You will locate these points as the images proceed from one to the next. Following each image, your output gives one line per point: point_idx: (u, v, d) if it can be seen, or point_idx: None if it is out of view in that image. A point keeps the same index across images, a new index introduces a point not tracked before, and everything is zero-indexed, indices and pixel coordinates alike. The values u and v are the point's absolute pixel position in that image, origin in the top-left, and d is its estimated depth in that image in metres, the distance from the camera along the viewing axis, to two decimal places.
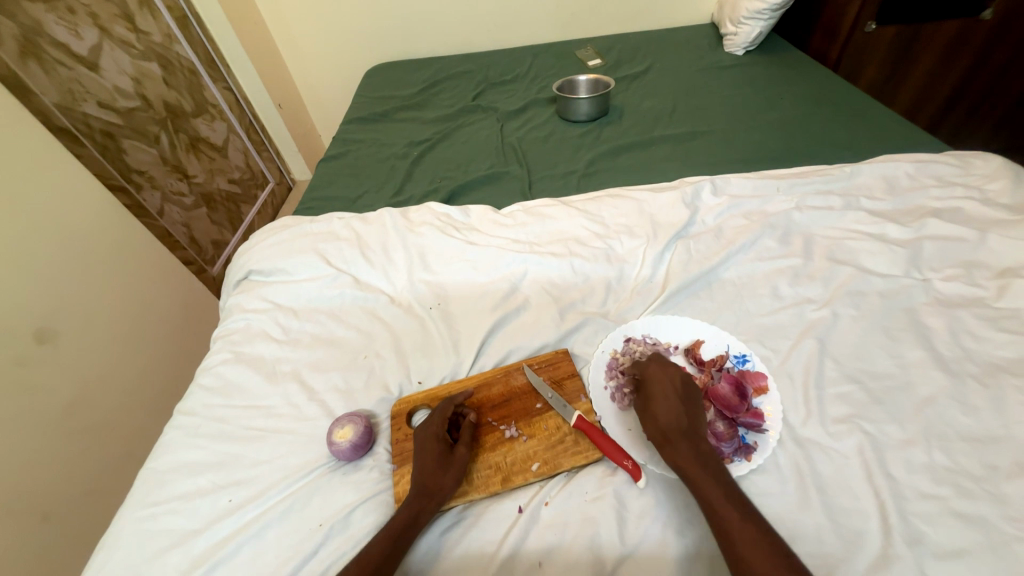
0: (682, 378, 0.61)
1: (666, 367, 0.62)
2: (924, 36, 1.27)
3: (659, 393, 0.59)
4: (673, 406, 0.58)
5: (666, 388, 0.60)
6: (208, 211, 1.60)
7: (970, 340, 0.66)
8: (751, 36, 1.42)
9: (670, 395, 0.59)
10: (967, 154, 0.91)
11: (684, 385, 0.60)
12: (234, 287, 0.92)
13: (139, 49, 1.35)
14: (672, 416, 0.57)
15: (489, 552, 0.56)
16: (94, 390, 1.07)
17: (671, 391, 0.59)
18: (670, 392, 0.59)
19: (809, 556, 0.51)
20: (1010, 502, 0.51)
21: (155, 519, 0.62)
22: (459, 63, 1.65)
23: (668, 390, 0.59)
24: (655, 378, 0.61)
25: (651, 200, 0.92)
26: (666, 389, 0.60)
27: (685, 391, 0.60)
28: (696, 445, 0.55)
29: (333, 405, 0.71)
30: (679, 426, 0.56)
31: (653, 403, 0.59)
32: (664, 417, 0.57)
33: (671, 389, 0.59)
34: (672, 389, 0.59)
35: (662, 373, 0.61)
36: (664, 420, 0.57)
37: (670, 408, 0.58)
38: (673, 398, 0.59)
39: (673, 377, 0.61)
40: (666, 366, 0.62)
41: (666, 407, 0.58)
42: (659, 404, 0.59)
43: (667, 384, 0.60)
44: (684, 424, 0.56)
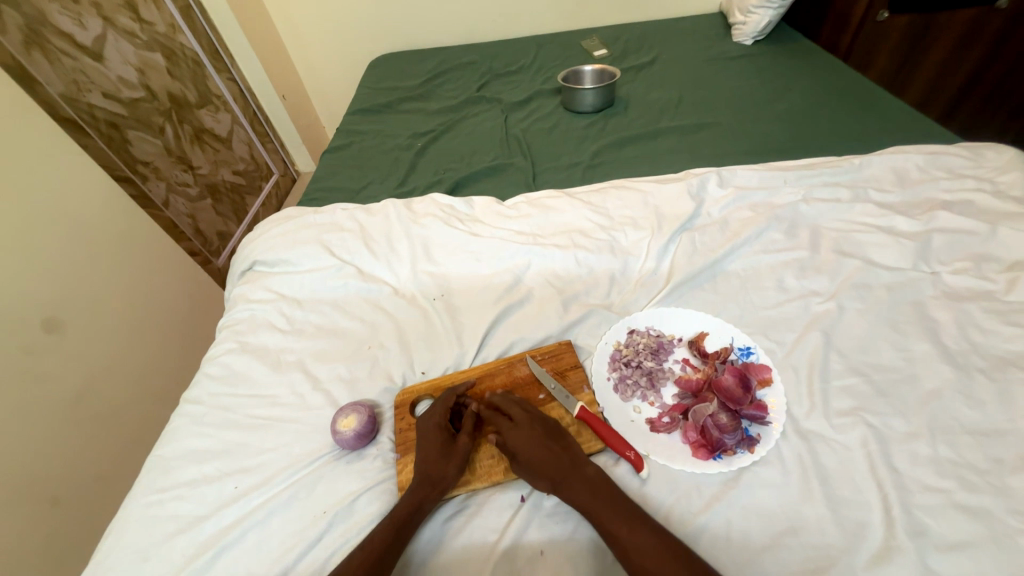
0: (544, 427, 0.61)
1: (520, 425, 0.61)
2: (936, 26, 1.23)
3: (531, 449, 0.58)
4: (549, 454, 0.58)
5: (534, 439, 0.59)
6: (213, 202, 1.61)
7: (978, 333, 0.65)
8: (760, 25, 1.40)
9: (540, 446, 0.58)
10: (979, 145, 0.90)
11: (549, 430, 0.60)
12: (239, 278, 0.93)
13: (143, 39, 1.35)
14: (554, 466, 0.57)
15: (491, 540, 0.56)
16: (101, 379, 1.08)
17: (541, 442, 0.59)
18: (537, 435, 0.60)
19: (810, 548, 0.51)
20: (1014, 495, 0.51)
21: (162, 505, 0.63)
22: (464, 54, 1.63)
23: (538, 443, 0.59)
24: (519, 437, 0.60)
25: (656, 191, 0.91)
26: (535, 441, 0.59)
27: (548, 430, 0.61)
28: (586, 481, 0.55)
29: (337, 394, 0.72)
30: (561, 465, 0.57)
31: (531, 461, 0.58)
32: (548, 468, 0.57)
33: (539, 443, 0.59)
34: (538, 434, 0.60)
35: (522, 431, 0.60)
36: (548, 471, 0.57)
37: (548, 458, 0.57)
38: (545, 449, 0.58)
39: (533, 427, 0.60)
40: (519, 423, 0.61)
41: (544, 458, 0.57)
42: (537, 459, 0.58)
43: (533, 438, 0.59)
44: (567, 467, 0.57)
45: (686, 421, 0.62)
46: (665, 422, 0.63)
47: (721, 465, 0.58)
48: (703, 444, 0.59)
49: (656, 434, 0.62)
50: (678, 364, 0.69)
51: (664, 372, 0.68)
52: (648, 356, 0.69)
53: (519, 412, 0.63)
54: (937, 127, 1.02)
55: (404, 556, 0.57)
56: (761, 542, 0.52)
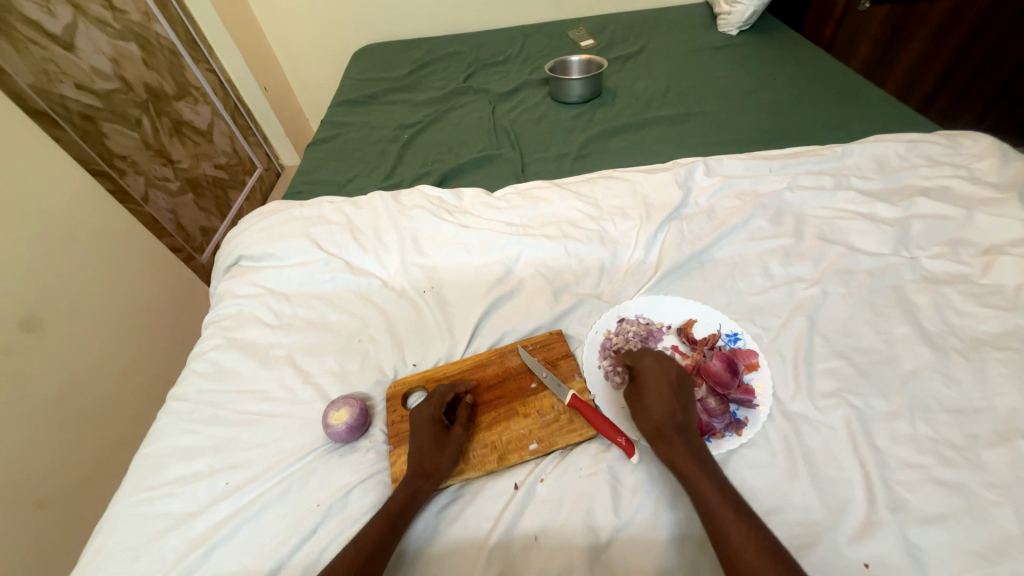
0: (677, 371, 0.61)
1: (658, 360, 0.62)
2: (916, 16, 1.26)
3: (652, 390, 0.59)
4: (667, 402, 0.58)
5: (661, 383, 0.59)
6: (195, 197, 1.57)
7: (956, 316, 0.67)
8: (745, 15, 1.41)
9: (664, 391, 0.59)
10: (957, 133, 0.92)
11: (678, 378, 0.60)
12: (224, 273, 0.91)
13: (117, 28, 1.30)
14: (666, 411, 0.57)
15: (485, 528, 0.57)
16: (83, 379, 1.06)
17: (666, 387, 0.59)
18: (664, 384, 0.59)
19: (796, 524, 0.52)
20: (989, 468, 0.53)
21: (152, 503, 0.62)
22: (449, 44, 1.61)
23: (663, 385, 0.59)
24: (650, 372, 0.61)
25: (644, 181, 0.92)
26: (661, 383, 0.59)
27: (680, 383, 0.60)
28: (690, 441, 0.55)
29: (328, 388, 0.71)
30: (671, 420, 0.57)
31: (647, 399, 0.59)
32: (659, 413, 0.57)
33: (665, 383, 0.59)
34: (665, 385, 0.59)
35: (657, 366, 0.61)
36: (659, 413, 0.57)
37: (664, 405, 0.58)
38: (667, 396, 0.58)
39: (665, 370, 0.60)
40: (661, 358, 0.62)
41: (657, 404, 0.58)
42: (652, 398, 0.59)
43: (664, 377, 0.60)
44: (678, 420, 0.56)
45: None
46: None
47: (710, 448, 0.59)
48: None
49: None
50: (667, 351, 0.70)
51: None
52: (638, 343, 0.70)
53: (659, 354, 0.63)
54: (915, 115, 1.04)
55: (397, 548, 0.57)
56: None
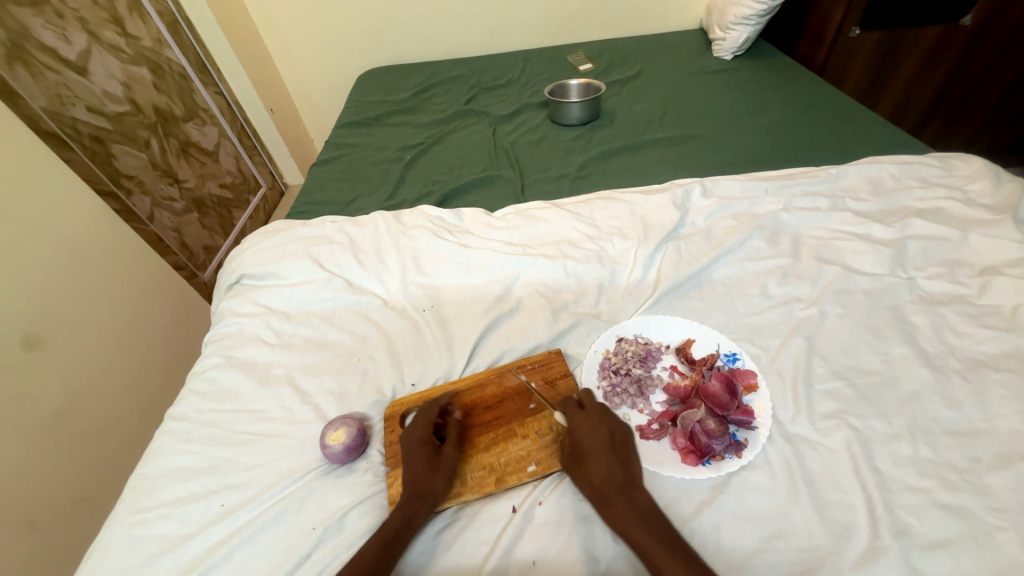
0: (613, 429, 0.60)
1: (593, 418, 0.61)
2: (905, 43, 1.30)
3: (590, 452, 0.58)
4: (606, 461, 0.57)
5: (597, 441, 0.59)
6: (200, 216, 1.59)
7: (954, 336, 0.67)
8: (739, 41, 1.45)
9: (601, 449, 0.58)
10: (949, 155, 0.93)
11: (613, 434, 0.60)
12: (226, 292, 0.92)
13: (129, 53, 1.34)
14: (607, 475, 0.56)
15: (483, 553, 0.56)
16: (82, 397, 1.06)
17: (603, 447, 0.58)
18: (603, 446, 0.58)
19: (798, 550, 0.51)
20: (992, 493, 0.53)
21: (146, 525, 0.61)
22: (452, 68, 1.66)
23: (601, 444, 0.59)
24: (584, 433, 0.60)
25: (642, 201, 0.93)
26: (598, 441, 0.59)
27: (617, 443, 0.59)
28: (634, 499, 0.54)
29: (327, 408, 0.71)
30: (614, 483, 0.55)
31: (585, 459, 0.58)
32: (599, 477, 0.56)
33: (602, 445, 0.58)
34: (603, 445, 0.58)
35: (591, 425, 0.60)
36: (598, 473, 0.57)
37: (602, 465, 0.57)
38: (605, 455, 0.58)
39: (600, 426, 0.60)
40: (595, 419, 0.61)
41: (597, 466, 0.57)
42: (590, 458, 0.58)
43: (598, 435, 0.59)
44: (618, 479, 0.56)
45: (675, 428, 0.63)
46: (655, 429, 0.63)
47: (709, 470, 0.58)
48: (691, 450, 0.60)
49: (646, 441, 0.63)
50: (666, 371, 0.70)
51: (652, 379, 0.69)
52: (637, 363, 0.70)
53: (595, 410, 0.62)
54: (907, 137, 1.06)
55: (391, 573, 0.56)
56: (750, 545, 0.53)
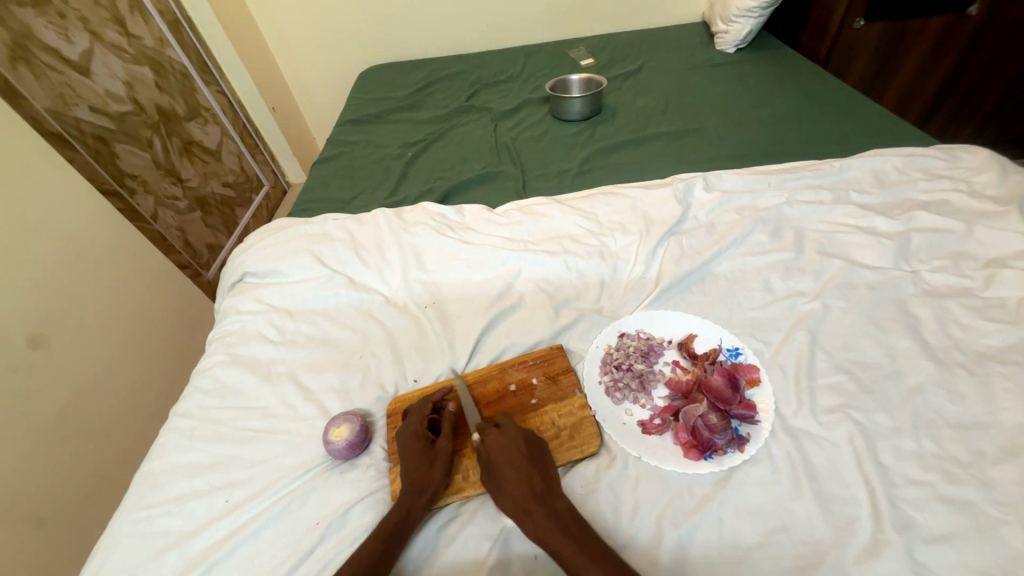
0: (525, 443, 0.59)
1: (503, 434, 0.60)
2: (910, 33, 1.29)
3: (506, 463, 0.57)
4: (523, 474, 0.56)
5: (512, 455, 0.58)
6: (203, 214, 1.60)
7: (958, 329, 0.67)
8: (741, 34, 1.43)
9: (517, 462, 0.57)
10: (955, 147, 0.92)
11: (527, 448, 0.59)
12: (229, 290, 0.92)
13: (131, 53, 1.35)
14: (524, 485, 0.55)
15: (485, 548, 0.56)
16: (88, 396, 1.07)
17: (519, 457, 0.58)
18: (517, 457, 0.58)
19: (800, 544, 0.51)
20: (996, 486, 0.52)
21: (152, 521, 0.62)
22: (452, 64, 1.65)
23: (516, 458, 0.57)
24: (497, 446, 0.59)
25: (644, 196, 0.93)
26: (513, 455, 0.58)
27: (530, 454, 0.58)
28: (552, 506, 0.54)
29: (330, 404, 0.72)
30: (532, 492, 0.54)
31: (500, 475, 0.57)
32: (516, 488, 0.55)
33: (517, 457, 0.58)
34: (517, 455, 0.58)
35: (502, 438, 0.60)
36: (516, 487, 0.55)
37: (518, 479, 0.56)
38: (521, 466, 0.57)
39: (514, 440, 0.59)
40: (503, 432, 0.60)
41: (513, 477, 0.56)
42: (506, 475, 0.57)
43: (511, 448, 0.58)
44: (536, 490, 0.55)
45: (677, 422, 0.63)
46: (657, 424, 0.63)
47: (712, 465, 0.58)
48: (694, 445, 0.60)
49: (648, 436, 0.63)
50: (668, 366, 0.70)
51: (654, 374, 0.69)
52: (639, 358, 0.70)
53: (505, 426, 0.61)
54: (912, 129, 1.05)
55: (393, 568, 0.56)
56: (752, 540, 0.53)
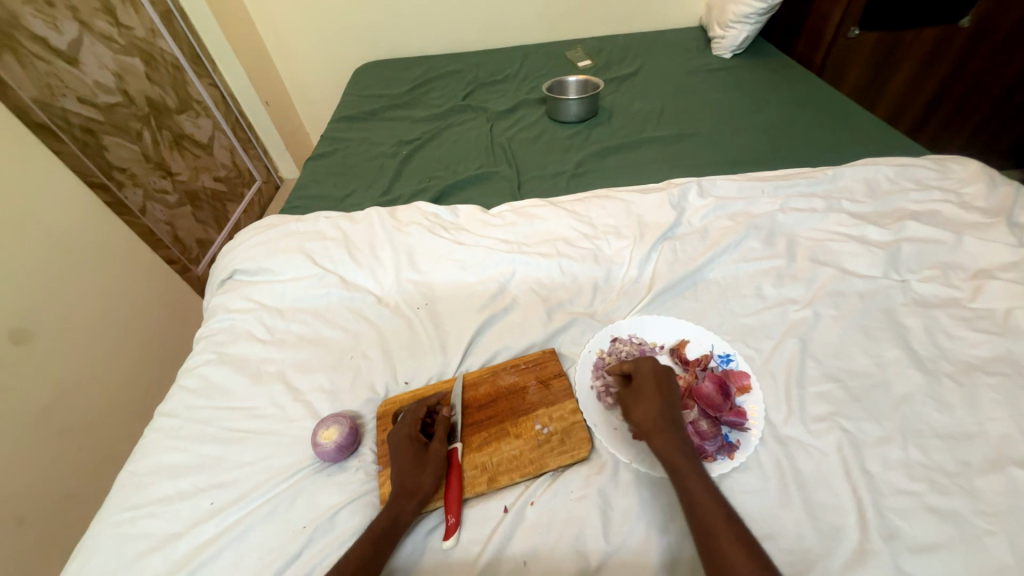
0: (666, 373, 0.62)
1: (653, 361, 0.63)
2: (904, 43, 1.30)
3: (645, 393, 0.60)
4: (658, 405, 0.59)
5: (650, 388, 0.61)
6: (193, 209, 1.58)
7: (946, 339, 0.68)
8: (738, 39, 1.44)
9: (661, 390, 0.61)
10: (946, 158, 0.93)
11: (668, 386, 0.61)
12: (218, 287, 0.91)
13: (121, 44, 1.32)
14: (658, 414, 0.58)
15: (474, 553, 0.56)
16: (73, 393, 1.05)
17: (657, 390, 0.60)
18: (655, 389, 0.60)
19: (789, 552, 0.52)
20: (981, 496, 0.53)
21: (134, 523, 0.61)
22: (448, 63, 1.64)
23: (662, 385, 0.61)
24: (641, 375, 0.62)
25: (639, 200, 0.93)
26: (661, 380, 0.61)
27: (668, 388, 0.61)
28: (680, 439, 0.57)
29: (319, 406, 0.71)
30: (664, 421, 0.58)
31: (639, 403, 0.60)
32: (650, 414, 0.58)
33: (655, 389, 0.60)
34: (657, 390, 0.60)
35: (648, 372, 0.62)
36: (650, 420, 0.58)
37: (655, 408, 0.59)
38: (656, 395, 0.60)
39: (654, 378, 0.61)
40: (652, 363, 0.63)
41: (649, 406, 0.59)
42: (645, 405, 0.59)
43: (652, 379, 0.61)
44: (668, 422, 0.58)
45: None
46: None
47: None
48: None
49: None
50: None
51: None
52: None
53: (647, 364, 0.63)
54: (904, 139, 1.06)
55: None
56: None
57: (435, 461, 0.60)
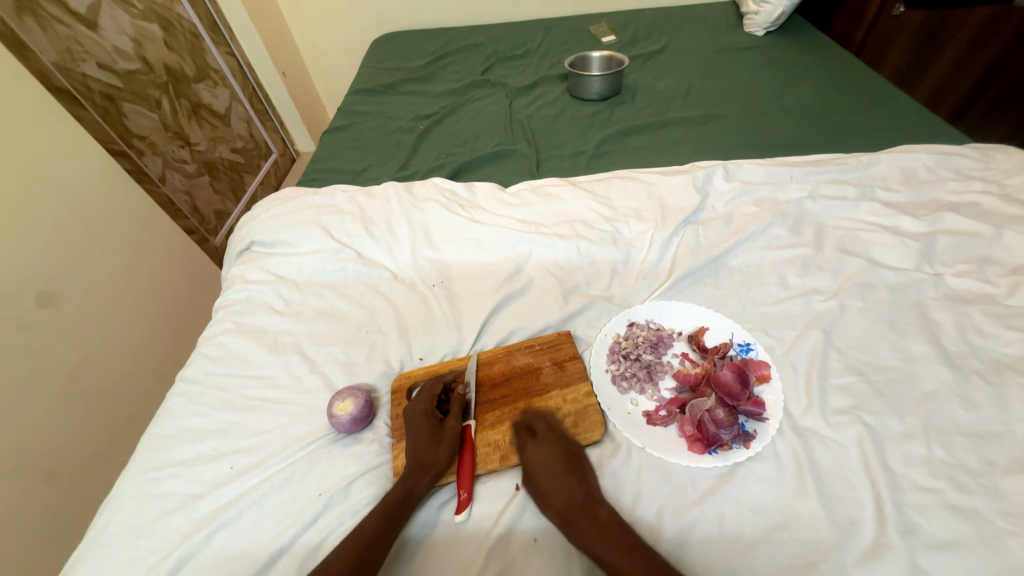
0: (562, 446, 0.60)
1: (543, 438, 0.61)
2: (951, 23, 1.23)
3: (546, 474, 0.57)
4: (563, 484, 0.56)
5: (552, 467, 0.58)
6: (211, 179, 1.58)
7: (978, 336, 0.65)
8: (772, 16, 1.37)
9: (557, 474, 0.57)
10: (989, 147, 0.88)
11: (567, 457, 0.59)
12: (237, 258, 0.92)
13: (140, 8, 1.31)
14: (565, 497, 0.55)
15: (486, 527, 0.57)
16: (96, 356, 1.08)
17: (556, 469, 0.58)
18: (554, 469, 0.58)
19: (802, 542, 0.51)
20: (1005, 497, 0.52)
21: (158, 483, 0.63)
22: (468, 35, 1.60)
23: (552, 466, 0.58)
24: (536, 455, 0.59)
25: (661, 183, 0.90)
26: (551, 464, 0.58)
27: (568, 463, 0.58)
28: (595, 516, 0.53)
29: (335, 378, 0.71)
30: (574, 501, 0.55)
31: (543, 486, 0.57)
32: (558, 498, 0.55)
33: (553, 470, 0.58)
34: (556, 468, 0.58)
35: (541, 451, 0.59)
36: (561, 503, 0.55)
37: (562, 487, 0.56)
38: (558, 472, 0.57)
39: (551, 452, 0.59)
40: (541, 441, 0.60)
41: (556, 488, 0.56)
42: (552, 485, 0.57)
43: (547, 459, 0.59)
44: (578, 498, 0.55)
45: (683, 416, 0.62)
46: (662, 415, 0.63)
47: (716, 459, 0.58)
48: (698, 438, 0.59)
49: (653, 427, 0.62)
50: (676, 358, 0.69)
51: (662, 365, 0.68)
52: (647, 349, 0.69)
53: (540, 439, 0.61)
54: (945, 125, 1.01)
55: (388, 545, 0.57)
56: (753, 536, 0.53)
57: (449, 438, 0.61)
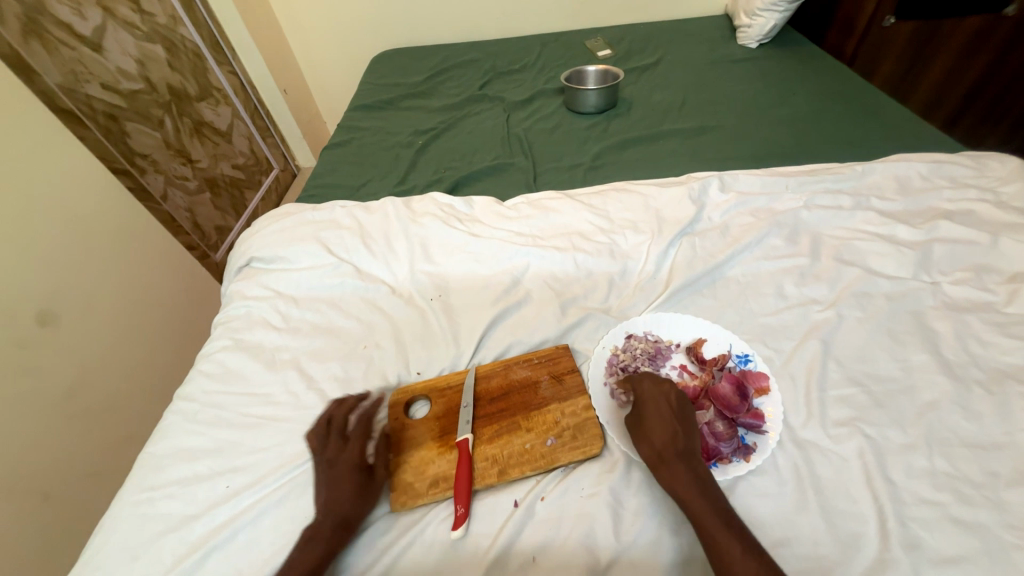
0: (673, 393, 0.60)
1: (657, 383, 0.62)
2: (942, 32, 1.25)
3: (654, 419, 0.58)
4: (667, 431, 0.57)
5: (661, 414, 0.59)
6: (212, 196, 1.60)
7: (977, 346, 0.65)
8: (765, 28, 1.39)
9: (666, 421, 0.58)
10: (983, 155, 0.89)
11: (676, 407, 0.59)
12: (235, 274, 0.92)
13: (144, 31, 1.34)
14: (667, 439, 0.56)
15: (483, 547, 0.56)
16: (95, 373, 1.08)
17: (667, 414, 0.58)
18: (664, 412, 0.59)
19: (805, 558, 0.51)
20: (1010, 510, 0.51)
21: (153, 503, 0.62)
22: (466, 51, 1.62)
23: (663, 410, 0.59)
24: (649, 398, 0.60)
25: (657, 195, 0.91)
26: (661, 409, 0.59)
27: (678, 410, 0.59)
28: (692, 467, 0.54)
29: (332, 394, 0.71)
30: (675, 447, 0.56)
31: (647, 427, 0.58)
32: (659, 441, 0.57)
33: (664, 413, 0.58)
34: (667, 415, 0.58)
35: (656, 393, 0.61)
36: (661, 447, 0.56)
37: (665, 433, 0.57)
38: (667, 418, 0.58)
39: (662, 400, 0.60)
40: (659, 383, 0.61)
41: (659, 432, 0.57)
42: (655, 430, 0.58)
43: (661, 404, 0.59)
44: (679, 448, 0.56)
45: None
46: None
47: (717, 473, 0.57)
48: (698, 452, 0.59)
49: None
50: (675, 371, 0.69)
51: None
52: (645, 361, 0.69)
53: (652, 386, 0.61)
54: (938, 134, 1.02)
55: (377, 565, 0.56)
56: None
57: (376, 493, 0.61)
